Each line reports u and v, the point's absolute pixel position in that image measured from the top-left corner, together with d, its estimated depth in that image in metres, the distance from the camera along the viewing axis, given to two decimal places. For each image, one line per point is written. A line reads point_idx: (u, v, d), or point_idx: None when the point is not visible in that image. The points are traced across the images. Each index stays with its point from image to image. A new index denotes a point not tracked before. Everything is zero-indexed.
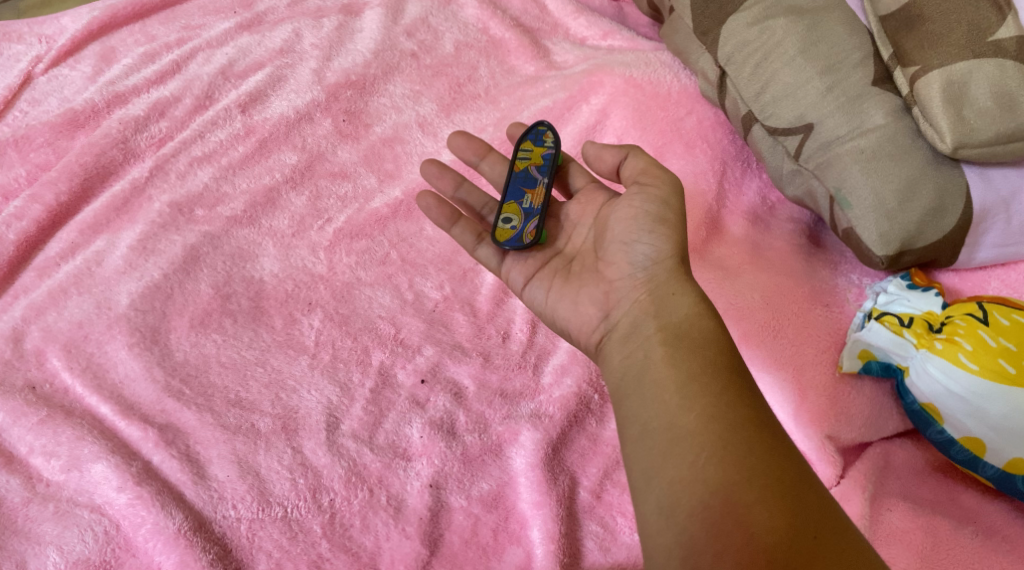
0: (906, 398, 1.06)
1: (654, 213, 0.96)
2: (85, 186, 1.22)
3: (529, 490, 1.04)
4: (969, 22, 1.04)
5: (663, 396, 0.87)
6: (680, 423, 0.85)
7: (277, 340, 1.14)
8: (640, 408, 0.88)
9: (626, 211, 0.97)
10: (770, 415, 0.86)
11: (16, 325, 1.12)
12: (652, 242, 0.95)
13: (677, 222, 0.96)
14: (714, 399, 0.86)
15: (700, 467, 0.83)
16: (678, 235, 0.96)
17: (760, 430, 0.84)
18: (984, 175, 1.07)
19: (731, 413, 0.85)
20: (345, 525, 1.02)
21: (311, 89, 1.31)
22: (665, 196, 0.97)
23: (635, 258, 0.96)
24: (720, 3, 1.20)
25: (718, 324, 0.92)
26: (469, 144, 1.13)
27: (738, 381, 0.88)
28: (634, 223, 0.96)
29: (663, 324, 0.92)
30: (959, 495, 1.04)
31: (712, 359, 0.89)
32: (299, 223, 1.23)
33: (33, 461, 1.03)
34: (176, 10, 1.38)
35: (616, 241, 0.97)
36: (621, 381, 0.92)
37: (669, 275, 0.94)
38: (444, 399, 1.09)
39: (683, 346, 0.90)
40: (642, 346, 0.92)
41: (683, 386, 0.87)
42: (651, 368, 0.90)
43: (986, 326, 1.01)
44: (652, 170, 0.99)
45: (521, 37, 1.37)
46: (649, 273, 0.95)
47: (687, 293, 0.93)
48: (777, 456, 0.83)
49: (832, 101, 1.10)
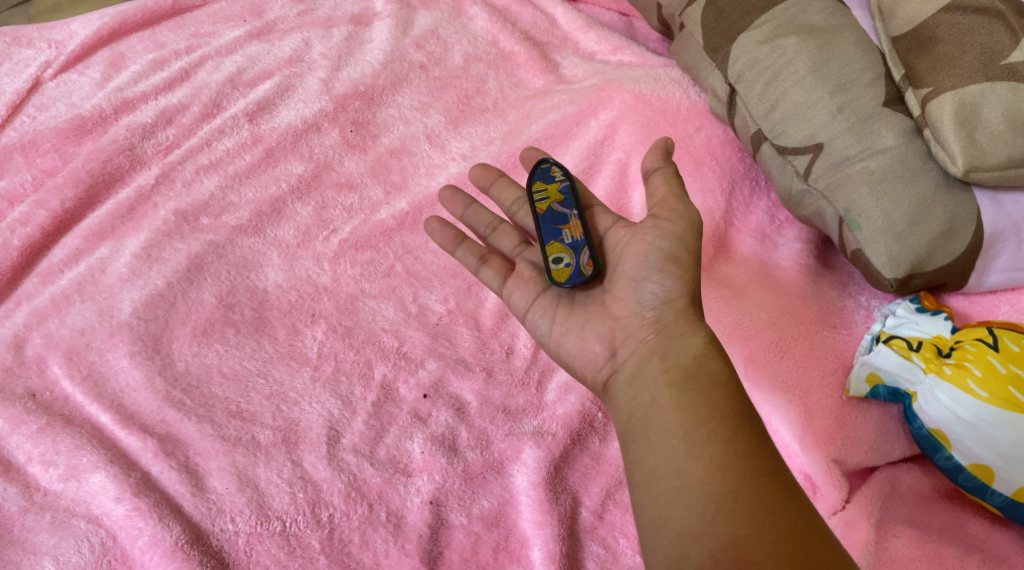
0: (913, 424, 1.04)
1: (666, 250, 0.95)
2: (91, 192, 1.21)
3: (531, 509, 1.03)
4: (981, 45, 1.03)
5: (669, 442, 0.87)
6: (688, 471, 0.84)
7: (279, 351, 1.13)
8: (647, 453, 0.87)
9: (638, 247, 0.96)
10: (780, 462, 0.86)
11: (18, 331, 1.11)
12: (663, 281, 0.94)
13: (690, 260, 0.95)
14: (722, 445, 0.85)
15: (708, 520, 0.82)
16: (688, 275, 0.94)
17: (770, 479, 0.84)
18: (995, 200, 1.06)
19: (741, 461, 0.84)
20: (344, 541, 1.01)
21: (319, 99, 1.30)
22: (680, 233, 0.95)
23: (643, 296, 0.94)
24: (731, 21, 1.19)
25: (725, 363, 0.91)
26: (443, 231, 1.09)
27: (748, 427, 0.87)
28: (644, 260, 0.95)
29: (668, 364, 0.91)
30: (966, 523, 1.02)
31: (720, 404, 0.88)
32: (305, 233, 1.22)
33: (32, 470, 1.02)
34: (186, 18, 1.37)
35: (625, 277, 0.96)
36: (627, 423, 0.91)
37: (677, 314, 0.93)
38: (446, 415, 1.08)
39: (691, 388, 0.89)
40: (647, 389, 0.91)
41: (690, 431, 0.86)
42: (657, 411, 0.89)
43: (996, 352, 1.00)
44: (670, 203, 0.97)
45: (530, 51, 1.37)
46: (657, 313, 0.94)
47: (694, 335, 0.92)
48: (788, 509, 0.82)
49: (843, 121, 1.09)
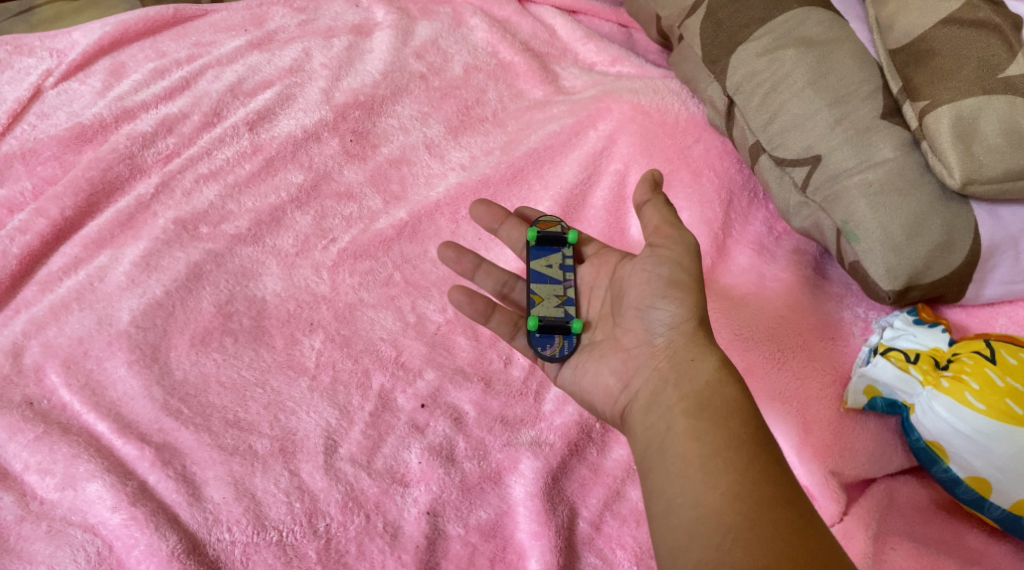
0: (911, 436, 1.04)
1: (666, 276, 0.95)
2: (91, 201, 1.22)
3: (528, 520, 1.02)
4: (979, 58, 1.04)
5: (687, 471, 0.87)
6: (705, 501, 0.85)
7: (277, 360, 1.13)
8: (665, 483, 0.87)
9: (640, 276, 0.97)
10: (796, 490, 0.85)
11: (16, 340, 1.11)
12: (668, 307, 0.95)
13: (691, 283, 0.95)
14: (739, 475, 0.85)
15: (725, 550, 0.81)
16: (694, 297, 0.95)
17: (786, 508, 0.83)
18: (993, 213, 1.07)
19: (757, 490, 0.84)
20: (341, 551, 1.01)
21: (319, 108, 1.31)
22: (678, 257, 0.96)
23: (652, 324, 0.96)
24: (730, 32, 1.19)
25: (741, 389, 0.91)
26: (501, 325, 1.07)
27: (765, 456, 0.87)
28: (647, 288, 0.96)
29: (684, 392, 0.91)
30: (964, 535, 1.02)
31: (736, 432, 0.88)
32: (304, 242, 1.22)
33: (28, 479, 1.02)
34: (187, 27, 1.38)
35: (632, 307, 0.97)
36: (644, 452, 0.91)
37: (687, 340, 0.94)
38: (444, 425, 1.08)
39: (706, 416, 0.89)
40: (663, 417, 0.91)
41: (706, 461, 0.87)
42: (674, 440, 0.89)
43: (994, 364, 1.00)
44: (664, 230, 0.97)
45: (530, 62, 1.38)
46: (667, 340, 0.95)
47: (707, 360, 0.93)
48: (806, 537, 0.82)
49: (841, 134, 1.10)
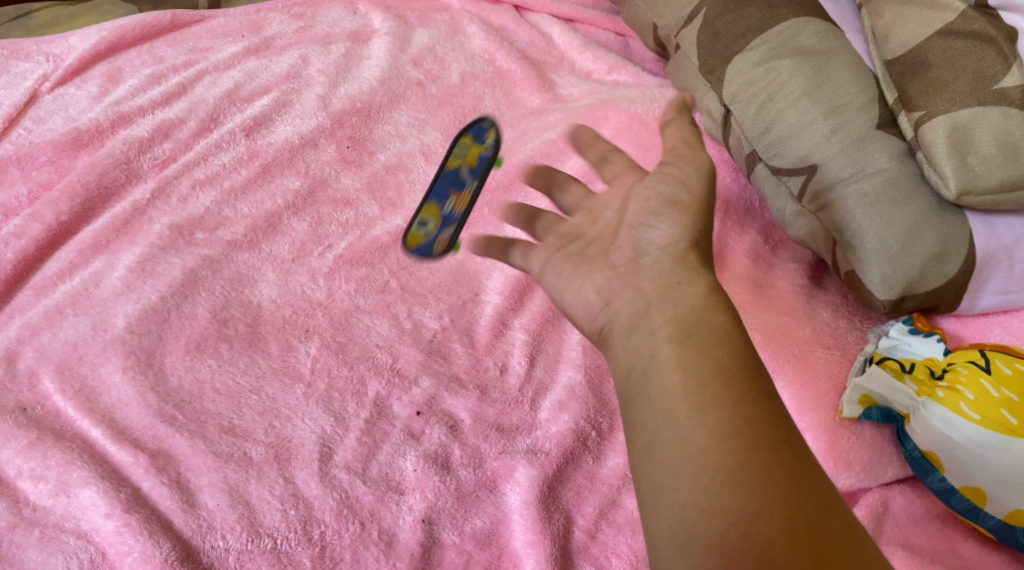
0: (907, 445, 1.05)
1: (667, 195, 0.92)
2: (86, 206, 1.21)
3: (523, 529, 1.02)
4: (975, 70, 1.04)
5: (670, 404, 0.82)
6: (691, 438, 0.80)
7: (272, 366, 1.12)
8: (647, 417, 0.83)
9: (641, 194, 0.94)
10: (787, 428, 0.82)
11: (10, 345, 1.11)
12: (663, 226, 0.91)
13: (692, 205, 0.91)
14: (729, 411, 0.81)
15: (714, 494, 0.78)
16: (690, 219, 0.91)
17: (779, 448, 0.80)
18: (987, 223, 1.07)
19: (748, 429, 0.80)
20: (335, 559, 1.00)
21: (316, 115, 1.31)
22: (684, 177, 0.92)
23: (646, 241, 0.91)
24: (726, 42, 1.20)
25: (729, 318, 0.86)
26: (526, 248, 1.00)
27: (753, 392, 0.82)
28: (646, 205, 0.92)
29: (669, 316, 0.86)
30: (959, 545, 1.03)
31: (724, 363, 0.83)
32: (300, 249, 1.22)
33: (21, 485, 1.01)
34: (184, 33, 1.38)
35: (628, 224, 0.93)
36: (624, 379, 0.86)
37: (674, 262, 0.89)
38: (440, 432, 1.08)
39: (692, 344, 0.84)
40: (645, 342, 0.86)
41: (692, 394, 0.82)
42: (657, 369, 0.84)
43: (989, 375, 1.00)
44: (678, 149, 0.94)
45: (527, 70, 1.38)
46: (658, 257, 0.90)
47: (693, 285, 0.88)
48: (798, 480, 0.79)
49: (836, 143, 1.10)
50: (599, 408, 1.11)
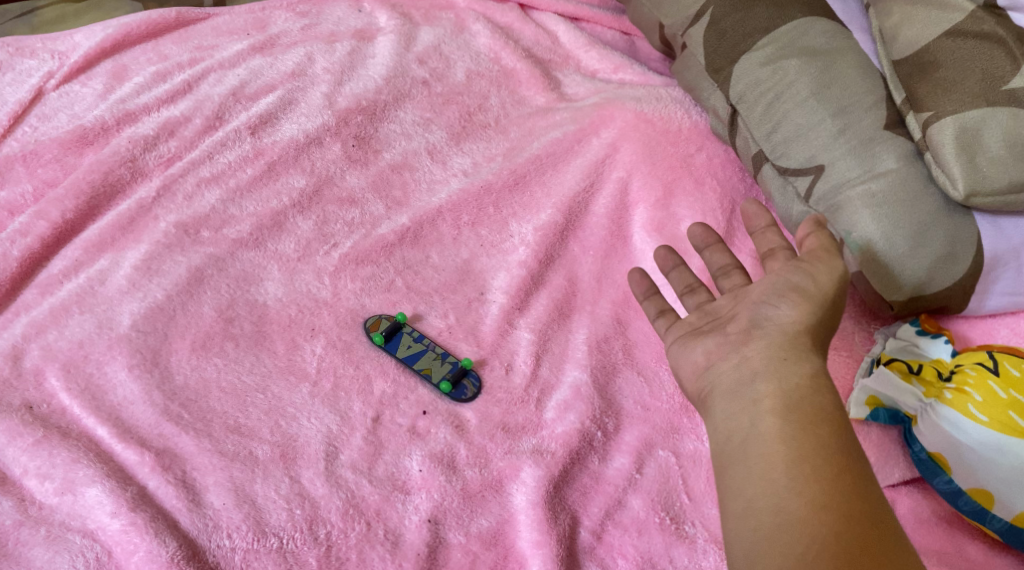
0: (913, 447, 1.05)
1: (793, 282, 0.92)
2: (92, 204, 1.21)
3: (529, 529, 1.02)
4: (983, 71, 1.04)
5: (770, 473, 0.82)
6: (789, 508, 0.80)
7: (278, 365, 1.12)
8: (744, 483, 0.83)
9: (770, 278, 0.94)
10: (882, 506, 0.82)
11: (16, 343, 1.11)
12: (784, 308, 0.90)
13: (817, 296, 0.90)
14: (827, 484, 0.81)
15: (808, 562, 0.78)
16: (814, 310, 0.90)
17: (874, 525, 0.80)
18: (995, 224, 1.07)
19: (846, 503, 0.80)
20: (341, 558, 1.00)
21: (321, 113, 1.30)
22: (814, 271, 0.92)
23: (760, 316, 0.91)
24: (733, 42, 1.19)
25: (835, 400, 0.85)
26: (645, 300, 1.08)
27: (851, 467, 0.82)
28: (770, 286, 0.93)
29: (774, 389, 0.86)
30: (966, 547, 1.02)
31: (826, 440, 0.83)
32: (306, 247, 1.22)
33: (27, 483, 1.01)
34: (190, 31, 1.38)
35: (749, 300, 0.93)
36: (722, 444, 0.86)
37: (785, 340, 0.88)
38: (446, 432, 1.08)
39: (795, 418, 0.84)
40: (747, 410, 0.86)
41: (792, 465, 0.82)
42: (757, 439, 0.84)
43: (997, 376, 1.00)
44: (818, 252, 0.94)
45: (532, 69, 1.38)
46: (768, 332, 0.89)
47: (802, 364, 0.87)
48: (891, 555, 0.79)
49: (844, 144, 1.10)
50: (606, 408, 1.11)
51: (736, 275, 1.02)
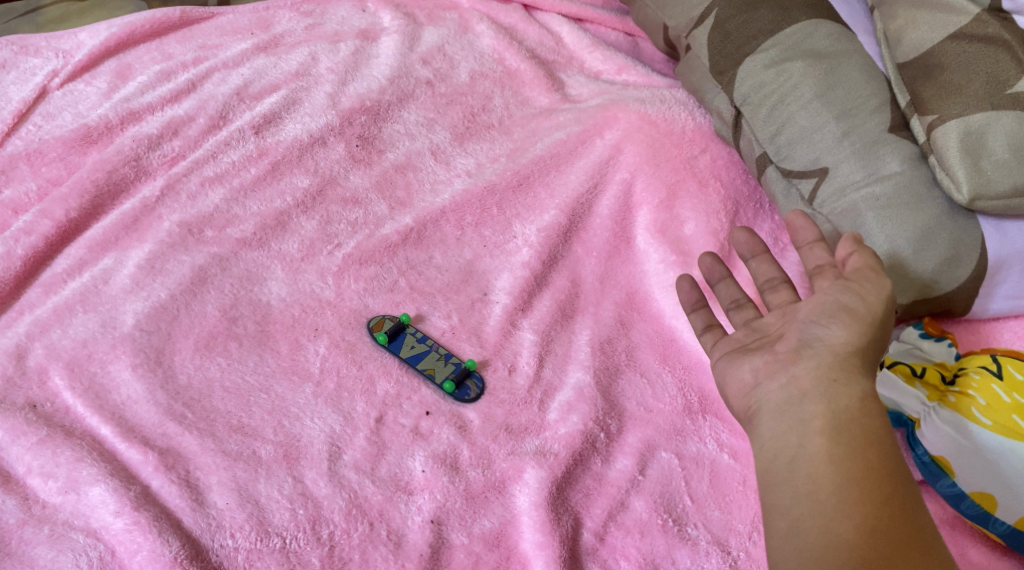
0: (916, 450, 1.04)
1: (841, 301, 0.92)
2: (96, 203, 1.21)
3: (532, 531, 1.02)
4: (988, 74, 1.04)
5: (818, 495, 0.85)
6: (836, 530, 0.83)
7: (282, 365, 1.12)
8: (792, 502, 0.86)
9: (817, 297, 0.94)
10: (927, 530, 0.84)
11: (20, 342, 1.11)
12: (832, 328, 0.91)
13: (865, 317, 0.91)
14: (874, 508, 0.84)
15: None
16: (862, 330, 0.90)
17: (918, 550, 0.83)
18: (1000, 228, 1.07)
19: (892, 529, 0.83)
20: (344, 559, 1.00)
21: (325, 113, 1.30)
22: (863, 291, 0.92)
23: (809, 337, 0.92)
24: (737, 44, 1.19)
25: (884, 424, 0.87)
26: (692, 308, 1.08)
27: (899, 491, 0.85)
28: (818, 305, 0.93)
29: (823, 411, 0.87)
30: (969, 550, 1.03)
31: (874, 463, 0.85)
32: (309, 247, 1.22)
33: (31, 482, 1.01)
34: (193, 30, 1.38)
35: (797, 319, 0.94)
36: (769, 462, 0.88)
37: (834, 362, 0.89)
38: (448, 432, 1.08)
39: (843, 440, 0.86)
40: (796, 430, 0.88)
41: (840, 488, 0.84)
42: (806, 460, 0.86)
43: (1000, 380, 1.00)
44: (864, 271, 0.93)
45: (536, 70, 1.38)
46: (817, 353, 0.90)
47: (851, 386, 0.88)
48: None
49: (848, 147, 1.10)
50: (609, 409, 1.11)
51: (783, 290, 1.02)
